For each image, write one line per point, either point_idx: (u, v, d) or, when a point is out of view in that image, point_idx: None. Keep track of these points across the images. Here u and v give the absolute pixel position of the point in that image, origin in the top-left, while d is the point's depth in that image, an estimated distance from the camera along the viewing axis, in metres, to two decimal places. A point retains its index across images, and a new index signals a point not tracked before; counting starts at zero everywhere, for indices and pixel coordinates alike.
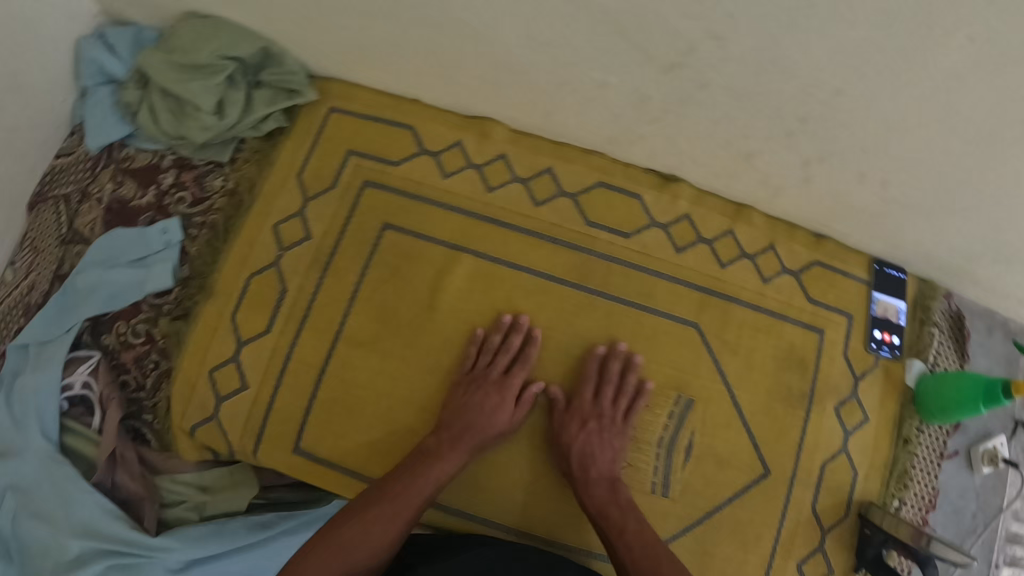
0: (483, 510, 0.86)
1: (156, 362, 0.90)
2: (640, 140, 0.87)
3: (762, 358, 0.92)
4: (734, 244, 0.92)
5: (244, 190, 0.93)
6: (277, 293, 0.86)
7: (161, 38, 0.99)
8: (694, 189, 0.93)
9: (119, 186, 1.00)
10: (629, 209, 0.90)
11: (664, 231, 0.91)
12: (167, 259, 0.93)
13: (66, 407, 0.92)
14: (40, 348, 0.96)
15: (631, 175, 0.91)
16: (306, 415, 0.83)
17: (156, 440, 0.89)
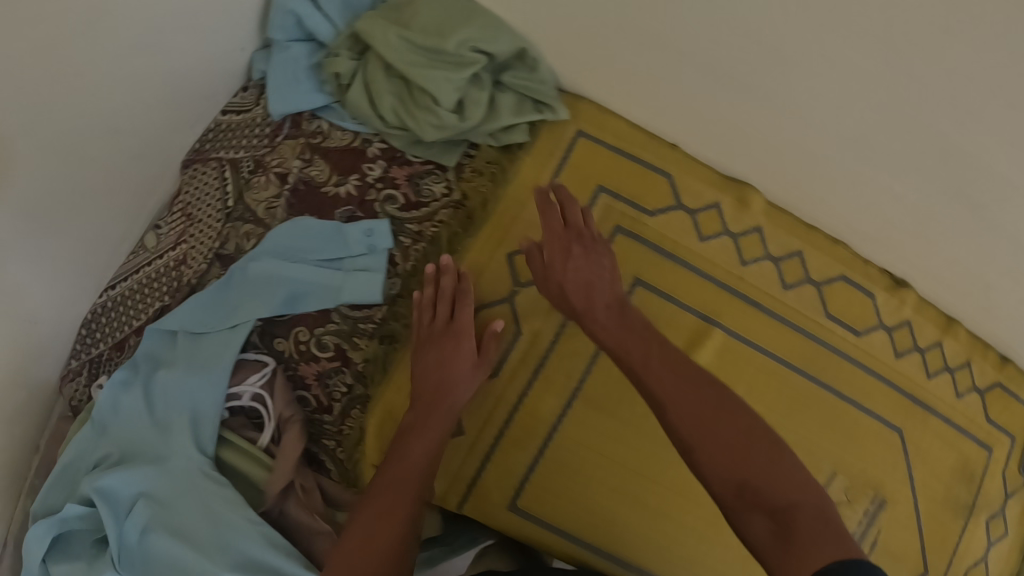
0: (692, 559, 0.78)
1: (348, 385, 0.79)
2: (894, 239, 0.84)
3: (943, 470, 0.90)
4: (940, 358, 0.89)
5: (474, 206, 0.82)
6: (511, 335, 0.78)
7: (387, 7, 0.85)
8: (919, 296, 0.88)
9: (307, 164, 0.86)
10: (861, 307, 0.86)
11: (888, 334, 0.87)
12: (372, 267, 0.81)
13: (226, 416, 0.80)
14: (192, 337, 0.82)
15: (870, 272, 0.86)
16: (528, 471, 0.77)
17: (338, 471, 0.79)
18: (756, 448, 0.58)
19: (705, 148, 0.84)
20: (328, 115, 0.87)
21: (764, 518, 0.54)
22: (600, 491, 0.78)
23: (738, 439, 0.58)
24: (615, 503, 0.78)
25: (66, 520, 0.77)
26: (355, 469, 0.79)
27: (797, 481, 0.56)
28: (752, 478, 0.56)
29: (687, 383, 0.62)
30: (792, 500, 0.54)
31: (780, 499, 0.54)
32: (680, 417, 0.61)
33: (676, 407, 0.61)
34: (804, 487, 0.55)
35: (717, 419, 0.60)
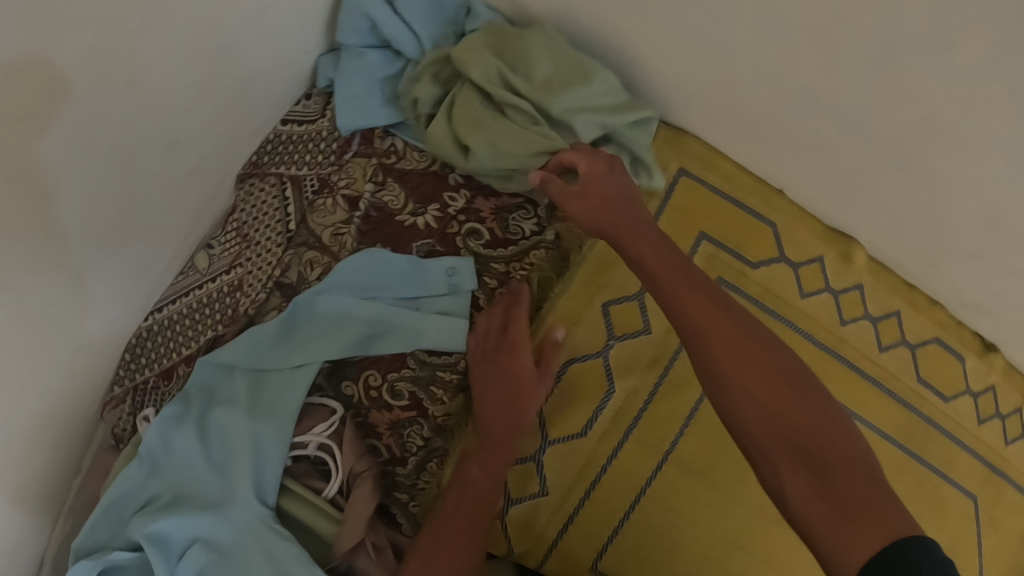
0: None
1: (425, 436, 0.73)
2: (1003, 311, 0.78)
3: (1016, 539, 0.87)
4: (1018, 423, 0.87)
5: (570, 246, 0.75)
6: (605, 392, 0.73)
7: (474, 17, 0.77)
8: (1006, 360, 0.85)
9: (380, 188, 0.78)
10: (954, 372, 0.83)
11: (975, 400, 0.84)
12: (454, 309, 0.75)
13: (290, 464, 0.74)
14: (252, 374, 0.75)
15: (963, 335, 0.83)
16: (614, 535, 0.73)
17: (411, 523, 0.75)
18: (791, 389, 0.52)
19: (813, 197, 0.78)
20: (403, 133, 0.80)
21: (810, 477, 0.49)
22: (688, 559, 0.74)
23: (771, 372, 0.52)
24: (700, 573, 0.74)
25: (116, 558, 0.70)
26: None
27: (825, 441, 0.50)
28: (814, 449, 0.49)
29: (697, 326, 0.54)
30: (821, 426, 0.50)
31: (824, 447, 0.49)
32: (731, 373, 0.52)
33: (695, 319, 0.54)
34: (816, 431, 0.50)
35: (750, 347, 0.53)
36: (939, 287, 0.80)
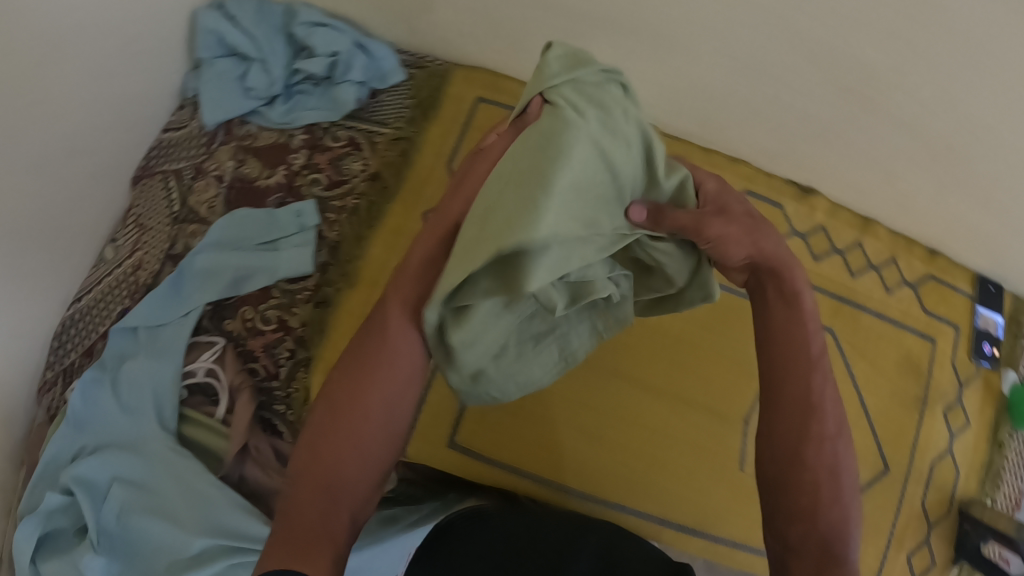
0: (674, 479, 0.85)
1: (291, 350, 0.86)
2: (793, 151, 0.91)
3: (887, 363, 0.96)
4: (862, 257, 0.96)
5: (389, 175, 0.92)
6: None
7: (295, 16, 0.97)
8: (829, 201, 0.96)
9: (241, 164, 0.94)
10: (772, 217, 0.94)
11: (803, 239, 0.94)
12: (304, 242, 0.89)
13: (185, 395, 0.86)
14: (152, 332, 0.89)
15: (775, 185, 0.95)
16: (462, 411, 0.82)
17: (291, 432, 0.84)
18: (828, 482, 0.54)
19: None
20: (256, 119, 0.96)
21: (791, 524, 0.54)
22: (536, 421, 0.83)
23: (840, 469, 0.54)
24: (549, 430, 0.83)
25: (51, 517, 0.82)
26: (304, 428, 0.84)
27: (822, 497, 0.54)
28: (818, 517, 0.53)
29: (808, 390, 0.55)
30: (837, 521, 0.53)
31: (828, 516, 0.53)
32: (825, 432, 0.55)
33: (802, 347, 0.55)
34: (828, 505, 0.53)
35: (794, 416, 0.55)
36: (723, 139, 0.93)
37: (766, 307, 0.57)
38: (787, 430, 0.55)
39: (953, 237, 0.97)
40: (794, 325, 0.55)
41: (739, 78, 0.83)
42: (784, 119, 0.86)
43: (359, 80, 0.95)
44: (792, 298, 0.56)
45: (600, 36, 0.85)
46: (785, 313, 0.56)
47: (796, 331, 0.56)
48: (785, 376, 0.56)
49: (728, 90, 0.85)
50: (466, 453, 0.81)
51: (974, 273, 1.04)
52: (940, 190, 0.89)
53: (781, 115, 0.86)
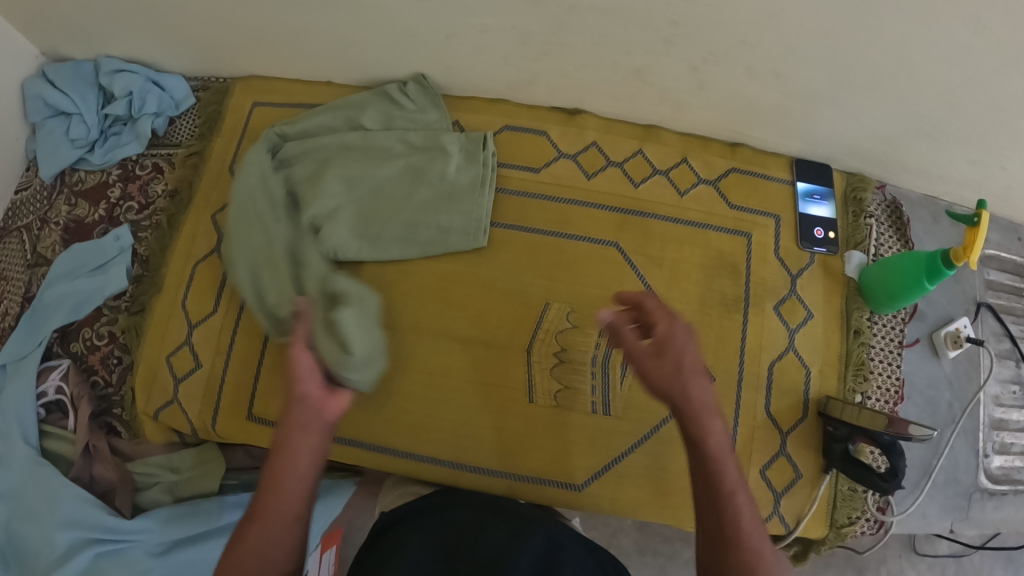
0: (459, 418, 0.87)
1: (119, 357, 0.97)
2: (537, 77, 0.96)
3: (690, 269, 0.95)
4: (645, 163, 0.99)
5: (184, 188, 1.03)
6: (221, 274, 0.97)
7: (104, 67, 1.07)
8: (600, 119, 1.02)
9: (73, 207, 1.06)
10: (537, 145, 0.99)
11: (573, 159, 0.99)
12: (122, 261, 1.00)
13: (43, 414, 0.97)
14: (16, 363, 0.99)
15: (540, 114, 1.02)
16: (255, 385, 0.92)
17: (127, 429, 0.96)
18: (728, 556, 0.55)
19: (358, 74, 1.03)
20: (83, 165, 1.08)
21: None
22: None
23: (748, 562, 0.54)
24: None
25: None
26: (135, 424, 0.96)
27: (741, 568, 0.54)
28: None
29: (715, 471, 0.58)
30: None
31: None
32: (737, 514, 0.57)
33: (717, 462, 0.59)
34: None
35: (705, 490, 0.58)
36: (470, 85, 1.01)
37: (668, 383, 0.59)
38: (715, 508, 0.57)
39: (739, 124, 0.98)
40: (703, 453, 0.59)
41: (446, 18, 0.88)
42: (504, 45, 0.91)
43: (155, 111, 1.07)
44: (700, 417, 0.59)
45: (324, 10, 0.91)
46: (695, 453, 0.60)
47: (690, 408, 0.59)
48: (710, 493, 0.58)
49: (449, 31, 0.90)
50: (263, 422, 0.90)
51: (789, 157, 1.04)
52: (691, 77, 0.90)
53: (499, 43, 0.91)
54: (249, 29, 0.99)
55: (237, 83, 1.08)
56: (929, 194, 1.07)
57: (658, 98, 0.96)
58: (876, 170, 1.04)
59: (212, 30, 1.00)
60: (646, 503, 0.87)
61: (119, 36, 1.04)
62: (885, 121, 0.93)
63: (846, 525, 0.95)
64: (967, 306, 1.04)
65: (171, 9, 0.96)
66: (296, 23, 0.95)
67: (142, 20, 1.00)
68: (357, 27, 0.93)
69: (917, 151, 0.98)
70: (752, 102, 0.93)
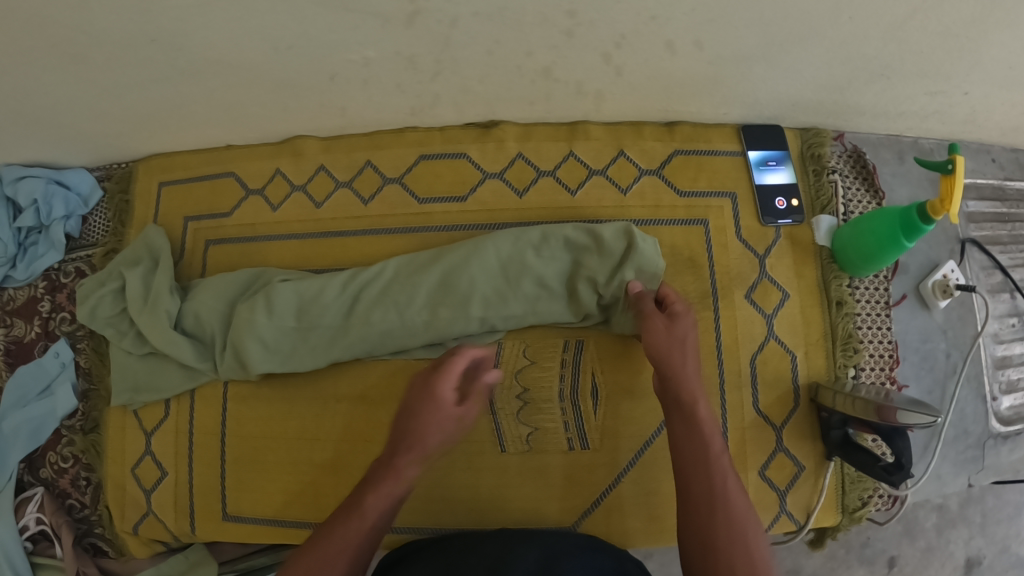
0: (431, 486, 0.84)
1: (87, 478, 0.96)
2: (439, 97, 0.87)
3: None
4: (578, 165, 0.92)
5: None
6: (158, 379, 0.91)
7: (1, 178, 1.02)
8: (519, 126, 0.94)
9: (9, 328, 1.03)
10: (456, 171, 0.93)
11: (500, 178, 0.93)
12: (66, 378, 0.97)
13: (30, 546, 0.95)
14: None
15: (453, 135, 0.94)
16: (223, 484, 0.89)
17: (111, 546, 0.96)
18: (716, 513, 0.65)
19: (259, 133, 0.96)
20: (9, 283, 1.04)
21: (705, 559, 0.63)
22: (289, 472, 0.87)
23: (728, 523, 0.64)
24: (301, 476, 0.87)
25: None
26: (118, 540, 0.95)
27: (730, 521, 0.64)
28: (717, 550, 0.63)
29: (700, 448, 0.68)
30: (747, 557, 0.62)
31: (729, 540, 0.63)
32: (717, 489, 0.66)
33: (703, 441, 0.68)
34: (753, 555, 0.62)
35: (695, 472, 0.68)
36: (372, 120, 0.93)
37: (671, 358, 0.71)
38: (700, 480, 0.67)
39: (669, 102, 0.89)
40: (693, 424, 0.69)
41: (323, 58, 0.79)
42: (395, 73, 0.82)
43: (65, 214, 1.02)
44: (687, 404, 0.70)
45: (197, 77, 0.84)
46: (688, 421, 0.69)
47: (687, 397, 0.70)
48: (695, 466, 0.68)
49: (331, 70, 0.82)
50: (238, 520, 0.88)
51: (735, 124, 0.95)
52: (606, 65, 0.81)
53: (388, 74, 0.82)
54: (129, 109, 0.91)
55: (139, 165, 1.03)
56: (892, 132, 0.98)
57: (576, 93, 0.87)
58: (831, 120, 0.95)
59: (92, 117, 0.93)
60: (640, 531, 0.84)
61: (7, 144, 0.98)
62: (830, 70, 0.83)
63: (858, 507, 0.90)
64: (951, 247, 0.97)
65: (45, 104, 0.90)
66: (175, 96, 0.88)
67: (24, 124, 0.94)
68: (237, 86, 0.85)
69: (872, 92, 0.88)
70: (677, 78, 0.84)
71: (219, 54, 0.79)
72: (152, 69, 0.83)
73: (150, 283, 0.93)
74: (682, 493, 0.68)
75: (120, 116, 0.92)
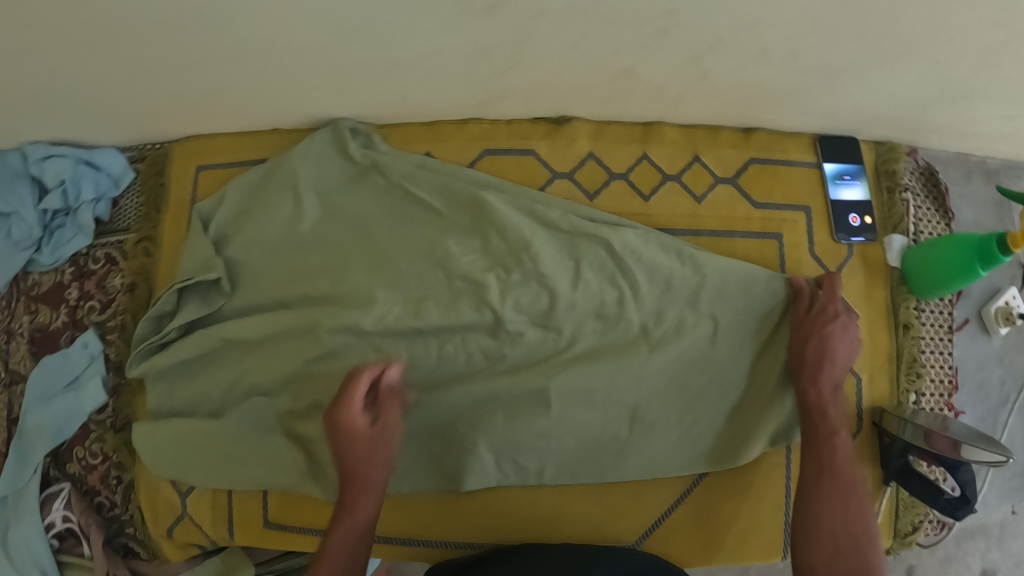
0: (488, 503, 0.81)
1: (118, 477, 0.91)
2: (508, 91, 0.82)
3: None
4: (652, 169, 0.87)
5: (139, 281, 0.92)
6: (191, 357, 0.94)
7: (26, 157, 0.96)
8: (590, 123, 0.88)
9: (35, 315, 0.98)
10: (523, 167, 0.86)
11: (569, 179, 0.86)
12: (95, 371, 0.92)
13: (57, 544, 0.92)
14: (16, 497, 0.94)
15: (519, 130, 0.88)
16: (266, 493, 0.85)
17: (144, 548, 0.91)
18: (824, 491, 0.74)
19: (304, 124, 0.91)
20: (35, 268, 0.99)
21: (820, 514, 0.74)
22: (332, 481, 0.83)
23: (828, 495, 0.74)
24: None
25: None
26: (151, 543, 0.90)
27: (833, 502, 0.74)
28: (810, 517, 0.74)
29: (829, 429, 0.76)
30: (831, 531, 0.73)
31: (829, 513, 0.73)
32: (832, 468, 0.75)
33: (828, 423, 0.76)
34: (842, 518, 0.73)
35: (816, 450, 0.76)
36: (430, 109, 0.86)
37: (802, 344, 0.79)
38: (817, 458, 0.75)
39: (747, 108, 0.85)
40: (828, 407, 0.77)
41: (391, 46, 0.74)
42: (465, 65, 0.77)
43: (94, 197, 0.96)
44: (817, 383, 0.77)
45: (247, 60, 0.78)
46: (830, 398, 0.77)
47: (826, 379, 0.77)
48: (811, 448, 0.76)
49: (396, 57, 0.76)
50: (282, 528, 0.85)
51: (811, 135, 0.90)
52: (691, 69, 0.76)
53: (458, 64, 0.77)
54: (167, 90, 0.85)
55: (175, 148, 0.97)
56: (961, 151, 0.95)
57: (655, 94, 0.82)
58: (907, 135, 0.91)
59: (129, 95, 0.86)
60: (699, 552, 0.82)
61: (35, 122, 0.92)
62: (914, 88, 0.79)
63: (910, 533, 0.89)
64: (1012, 272, 0.95)
65: (78, 79, 0.83)
66: (219, 76, 0.82)
67: (54, 100, 0.87)
68: (290, 70, 0.79)
69: (952, 113, 0.85)
70: (761, 85, 0.80)
71: (274, 39, 0.74)
72: (199, 51, 0.77)
73: (208, 319, 0.86)
74: (814, 468, 0.75)
75: (159, 96, 0.86)
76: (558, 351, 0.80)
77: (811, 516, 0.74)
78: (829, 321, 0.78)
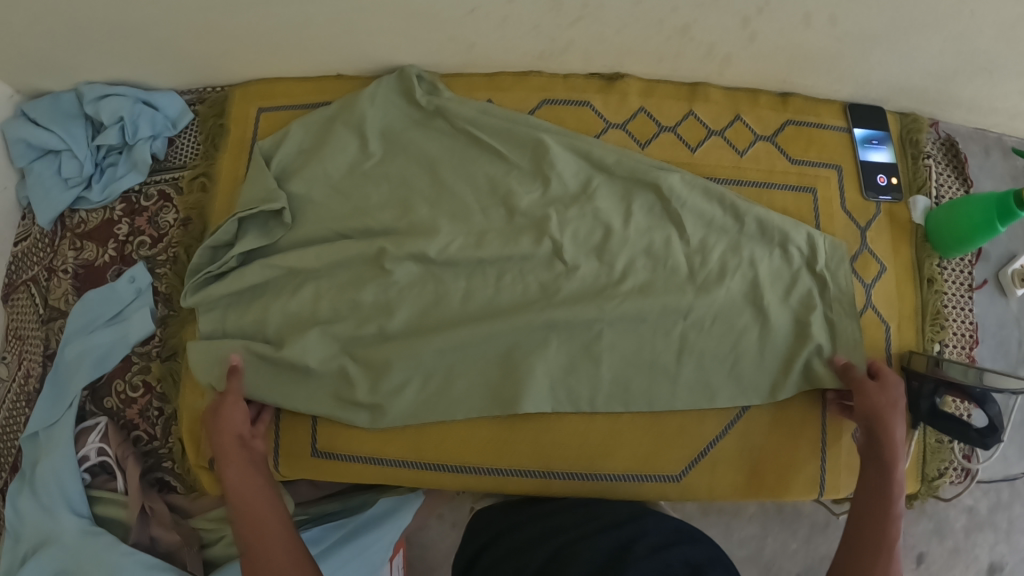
0: (538, 429, 0.83)
1: (160, 408, 0.92)
2: (571, 44, 0.88)
3: None
4: (698, 125, 0.93)
5: (195, 217, 0.95)
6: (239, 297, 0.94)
7: (84, 96, 0.98)
8: (641, 82, 0.95)
9: (80, 251, 0.98)
10: (580, 117, 0.93)
11: (623, 129, 0.93)
12: (142, 303, 0.93)
13: (88, 479, 0.89)
14: (46, 432, 0.90)
15: (576, 84, 0.94)
16: (314, 422, 0.85)
17: (180, 483, 0.92)
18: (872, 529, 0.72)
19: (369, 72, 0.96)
20: (82, 205, 1.00)
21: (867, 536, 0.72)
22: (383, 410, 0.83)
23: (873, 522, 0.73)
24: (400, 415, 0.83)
25: None
26: (188, 477, 0.91)
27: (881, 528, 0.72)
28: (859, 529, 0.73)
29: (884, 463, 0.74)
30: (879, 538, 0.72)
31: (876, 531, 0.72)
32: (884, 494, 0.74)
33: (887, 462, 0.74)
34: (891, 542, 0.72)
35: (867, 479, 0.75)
36: (496, 61, 0.92)
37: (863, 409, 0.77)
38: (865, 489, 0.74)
39: (788, 72, 0.92)
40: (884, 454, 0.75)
41: None
42: (535, 15, 0.82)
43: (151, 134, 0.99)
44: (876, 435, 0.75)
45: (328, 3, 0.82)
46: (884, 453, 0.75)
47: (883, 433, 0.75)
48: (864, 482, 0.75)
49: (472, 4, 0.81)
50: (328, 457, 0.84)
51: (842, 103, 0.98)
52: (741, 30, 0.83)
53: (527, 14, 0.82)
54: (242, 32, 0.89)
55: (236, 92, 1.00)
56: (980, 127, 1.03)
57: (705, 55, 0.89)
58: (928, 108, 0.98)
59: (204, 36, 0.90)
60: (740, 487, 0.85)
61: (105, 60, 0.95)
62: (940, 60, 0.87)
63: (936, 477, 0.93)
64: None
65: (158, 17, 0.86)
66: (297, 20, 0.86)
67: (129, 39, 0.90)
68: (366, 15, 0.84)
69: (970, 86, 0.93)
70: (803, 50, 0.86)
71: None
72: None
73: (266, 251, 0.88)
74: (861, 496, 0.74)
75: (233, 38, 0.90)
76: (611, 280, 0.83)
77: (857, 531, 0.73)
78: (889, 398, 0.77)
